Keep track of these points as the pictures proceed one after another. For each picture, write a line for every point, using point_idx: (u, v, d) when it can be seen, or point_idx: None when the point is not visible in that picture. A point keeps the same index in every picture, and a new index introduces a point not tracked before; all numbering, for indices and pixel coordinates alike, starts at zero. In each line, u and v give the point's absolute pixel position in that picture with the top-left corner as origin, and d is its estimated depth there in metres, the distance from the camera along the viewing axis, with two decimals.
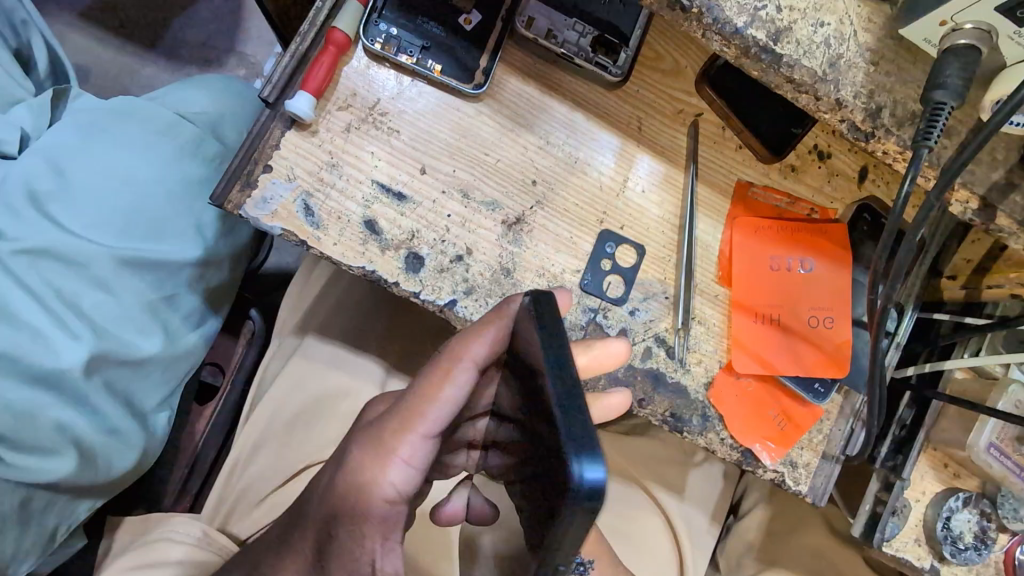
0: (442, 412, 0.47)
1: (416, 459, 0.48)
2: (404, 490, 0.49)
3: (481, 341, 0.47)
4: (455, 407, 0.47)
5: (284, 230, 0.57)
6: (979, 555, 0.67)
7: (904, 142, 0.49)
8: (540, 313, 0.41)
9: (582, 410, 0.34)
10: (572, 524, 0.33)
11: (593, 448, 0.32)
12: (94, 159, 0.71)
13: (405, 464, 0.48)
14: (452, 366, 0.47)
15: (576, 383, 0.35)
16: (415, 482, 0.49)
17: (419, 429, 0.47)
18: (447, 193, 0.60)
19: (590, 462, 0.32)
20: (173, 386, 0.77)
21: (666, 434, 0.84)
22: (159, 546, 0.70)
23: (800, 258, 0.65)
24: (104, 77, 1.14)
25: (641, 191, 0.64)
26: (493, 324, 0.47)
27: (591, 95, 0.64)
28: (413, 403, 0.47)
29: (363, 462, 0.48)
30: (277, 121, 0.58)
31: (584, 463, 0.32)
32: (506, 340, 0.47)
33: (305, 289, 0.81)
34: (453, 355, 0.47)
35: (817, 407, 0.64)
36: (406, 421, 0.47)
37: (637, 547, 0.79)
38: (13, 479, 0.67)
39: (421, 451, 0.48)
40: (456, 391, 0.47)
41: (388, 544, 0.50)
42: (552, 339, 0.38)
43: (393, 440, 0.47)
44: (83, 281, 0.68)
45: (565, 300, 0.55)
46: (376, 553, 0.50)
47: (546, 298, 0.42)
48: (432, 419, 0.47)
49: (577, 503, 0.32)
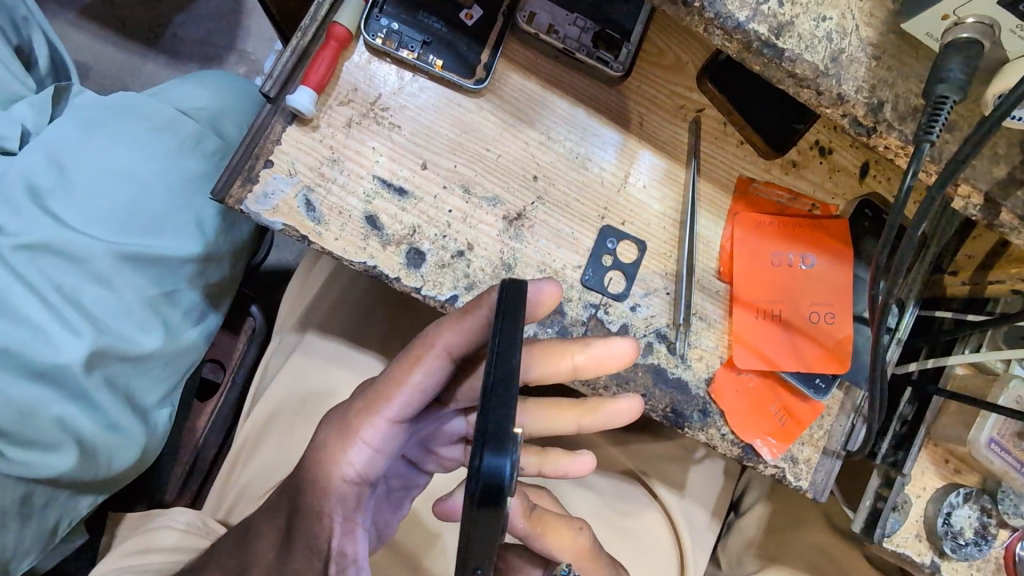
0: (409, 396, 0.47)
1: (380, 443, 0.48)
2: (367, 474, 0.49)
3: (454, 329, 0.47)
4: (422, 394, 0.48)
5: (285, 226, 0.57)
6: (980, 551, 0.67)
7: (906, 137, 0.49)
8: (504, 299, 0.39)
9: (505, 405, 0.34)
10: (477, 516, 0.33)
11: (500, 442, 0.32)
12: (94, 155, 0.71)
13: (368, 446, 0.48)
14: (422, 351, 0.47)
15: (509, 377, 0.35)
16: (379, 467, 0.49)
17: (385, 412, 0.47)
18: (448, 189, 0.60)
19: (494, 454, 0.33)
20: (174, 383, 0.77)
21: (666, 431, 0.84)
22: (155, 533, 0.70)
23: (801, 253, 0.65)
24: (104, 74, 1.13)
25: (642, 187, 0.64)
26: (468, 314, 0.46)
27: (592, 90, 0.64)
28: (381, 387, 0.48)
29: (328, 441, 0.48)
30: (278, 116, 0.58)
31: (487, 454, 0.33)
32: (481, 331, 0.46)
33: (307, 286, 0.81)
34: (425, 341, 0.47)
35: (817, 403, 0.64)
36: (374, 404, 0.48)
37: (637, 543, 0.79)
38: (15, 474, 0.67)
39: (386, 435, 0.48)
40: (423, 377, 0.47)
41: (347, 527, 0.49)
42: (509, 327, 0.37)
43: (357, 421, 0.48)
44: (84, 277, 0.68)
45: (554, 293, 0.50)
46: (333, 533, 0.49)
47: (515, 287, 0.39)
48: (397, 403, 0.47)
49: (473, 493, 0.33)
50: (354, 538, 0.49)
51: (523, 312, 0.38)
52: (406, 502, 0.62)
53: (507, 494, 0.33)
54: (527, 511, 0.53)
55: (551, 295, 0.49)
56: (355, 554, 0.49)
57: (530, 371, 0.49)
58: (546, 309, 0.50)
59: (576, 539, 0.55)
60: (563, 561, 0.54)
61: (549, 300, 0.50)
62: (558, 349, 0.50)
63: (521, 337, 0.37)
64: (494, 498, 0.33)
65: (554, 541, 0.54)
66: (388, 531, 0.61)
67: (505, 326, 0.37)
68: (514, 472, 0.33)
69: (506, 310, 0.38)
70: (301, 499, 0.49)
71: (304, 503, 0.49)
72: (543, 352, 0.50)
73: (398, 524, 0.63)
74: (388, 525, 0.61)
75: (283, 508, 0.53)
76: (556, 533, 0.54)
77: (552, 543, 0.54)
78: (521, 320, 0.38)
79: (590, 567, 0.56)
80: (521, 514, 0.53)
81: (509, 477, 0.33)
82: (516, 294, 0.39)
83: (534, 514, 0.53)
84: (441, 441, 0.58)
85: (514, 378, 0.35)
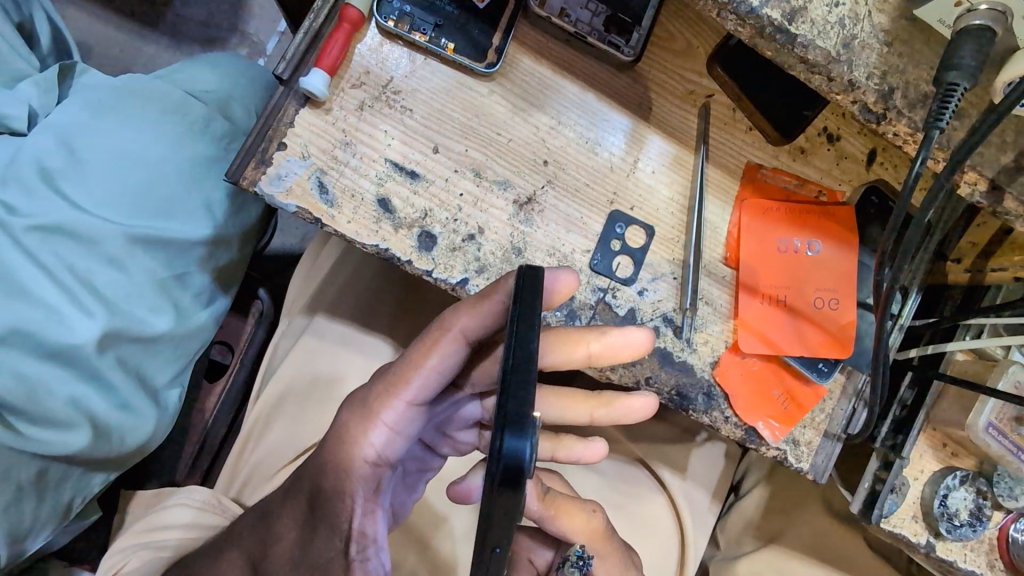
0: (426, 379, 0.48)
1: (398, 425, 0.49)
2: (386, 455, 0.50)
3: (470, 314, 0.47)
4: (439, 376, 0.49)
5: (299, 209, 0.58)
6: (974, 532, 0.69)
7: (915, 124, 0.49)
8: (522, 286, 0.40)
9: (525, 387, 0.34)
10: (497, 505, 0.33)
11: (521, 424, 0.33)
12: (105, 137, 0.71)
13: (386, 426, 0.49)
14: (440, 335, 0.48)
15: (528, 362, 0.35)
16: (397, 449, 0.50)
17: (404, 395, 0.49)
18: (459, 172, 0.61)
19: (514, 437, 0.33)
20: (184, 364, 0.78)
21: (670, 414, 0.86)
22: (170, 510, 0.72)
23: (808, 239, 0.65)
24: (107, 54, 1.13)
25: (651, 171, 0.65)
26: (487, 299, 0.47)
27: (603, 75, 0.64)
28: (399, 370, 0.49)
29: (348, 421, 0.50)
30: (291, 99, 0.58)
31: (508, 437, 0.33)
32: (498, 315, 0.47)
33: (318, 266, 0.82)
34: (443, 324, 0.48)
35: (820, 387, 0.65)
36: (392, 386, 0.49)
37: (640, 525, 0.81)
38: (29, 450, 0.69)
39: (405, 418, 0.49)
40: (440, 359, 0.48)
41: (367, 507, 0.50)
42: (526, 313, 0.38)
43: (378, 403, 0.49)
44: (95, 259, 0.69)
45: (570, 282, 0.51)
46: (354, 513, 0.49)
47: (532, 273, 0.40)
48: (415, 386, 0.49)
49: (494, 475, 0.32)
50: (375, 519, 0.50)
51: (540, 299, 0.39)
52: (421, 483, 0.63)
53: (528, 477, 0.33)
54: (542, 494, 0.54)
55: (568, 284, 0.50)
56: (374, 533, 0.49)
57: (546, 357, 0.51)
58: (561, 298, 0.51)
59: (590, 520, 0.56)
60: (577, 543, 0.56)
61: (565, 289, 0.51)
62: (574, 337, 0.51)
63: (538, 322, 0.37)
64: (515, 480, 0.33)
65: (567, 522, 0.55)
66: (404, 512, 0.63)
67: (521, 312, 0.38)
68: (534, 455, 0.34)
69: (522, 296, 0.39)
70: (320, 477, 0.50)
71: (322, 481, 0.50)
72: (560, 340, 0.51)
73: (412, 506, 0.64)
74: (403, 506, 0.62)
75: (297, 489, 0.54)
76: (570, 516, 0.55)
77: (566, 524, 0.55)
78: (538, 306, 0.38)
79: (601, 547, 0.57)
80: (536, 497, 0.53)
81: (530, 460, 0.33)
82: (533, 280, 0.40)
83: (547, 497, 0.54)
84: (457, 425, 0.59)
85: (532, 360, 0.35)
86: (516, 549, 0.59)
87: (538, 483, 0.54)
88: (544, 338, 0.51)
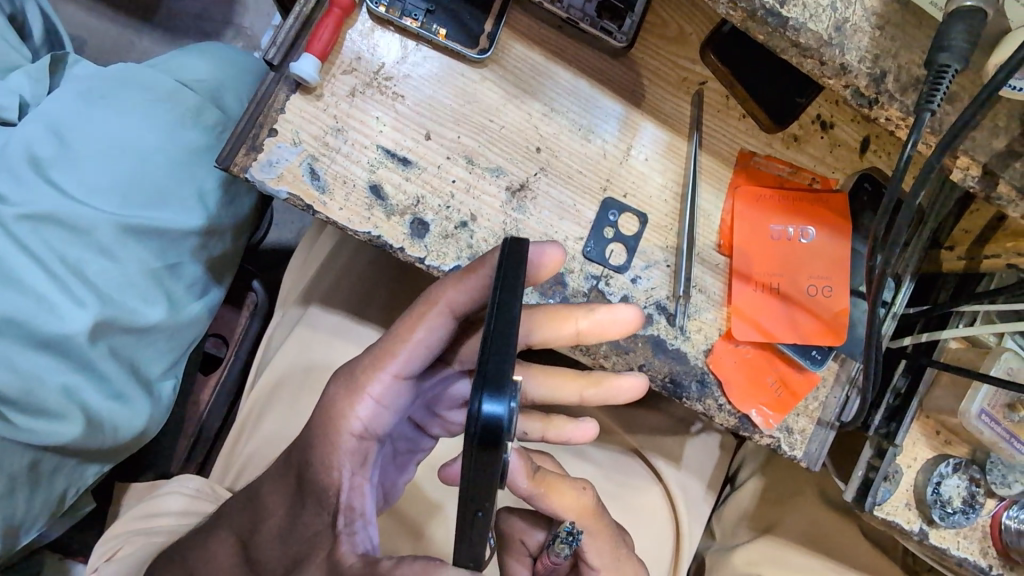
0: (413, 352, 0.49)
1: (385, 398, 0.49)
2: (373, 429, 0.50)
3: (456, 288, 0.48)
4: (426, 350, 0.49)
5: (290, 195, 0.57)
6: (967, 519, 0.69)
7: (908, 108, 0.49)
8: (506, 258, 0.39)
9: (505, 351, 0.34)
10: (476, 469, 0.33)
11: (500, 384, 0.32)
12: (97, 126, 0.71)
13: (373, 400, 0.49)
14: (426, 308, 0.48)
15: (509, 328, 0.35)
16: (384, 422, 0.50)
17: (391, 368, 0.49)
18: (451, 159, 0.61)
19: (492, 398, 0.32)
20: (178, 355, 0.77)
21: (665, 405, 0.86)
22: (164, 497, 0.72)
23: (801, 227, 0.65)
24: (100, 48, 1.12)
25: (644, 159, 0.65)
26: (473, 273, 0.48)
27: (595, 61, 0.64)
28: (386, 343, 0.50)
29: (336, 398, 0.50)
30: (282, 84, 0.58)
31: (486, 398, 0.32)
32: (486, 290, 0.47)
33: (312, 258, 0.82)
34: (430, 298, 0.48)
35: (814, 374, 0.65)
36: (379, 359, 0.49)
37: (636, 515, 0.81)
38: (22, 441, 0.68)
39: (392, 391, 0.50)
40: (427, 333, 0.49)
41: (355, 481, 0.50)
42: (509, 282, 0.38)
43: (365, 377, 0.49)
44: (87, 248, 0.69)
45: (557, 256, 0.50)
46: (342, 487, 0.49)
47: (517, 245, 0.40)
48: (403, 359, 0.49)
49: (472, 436, 0.32)
50: (362, 492, 0.50)
51: (524, 270, 0.39)
52: (412, 464, 0.64)
53: (506, 439, 0.32)
54: (531, 472, 0.53)
55: (554, 258, 0.50)
56: (361, 507, 0.50)
57: (533, 333, 0.51)
58: (548, 272, 0.51)
59: (580, 498, 0.56)
60: (567, 519, 0.56)
61: (552, 263, 0.50)
62: (563, 314, 0.51)
63: (521, 292, 0.37)
64: (493, 443, 0.32)
65: (558, 500, 0.55)
66: (395, 493, 0.63)
67: (504, 282, 0.38)
68: (513, 418, 0.33)
69: (505, 266, 0.39)
70: (310, 461, 0.50)
71: (312, 464, 0.50)
72: (549, 316, 0.51)
73: (403, 487, 0.64)
74: (393, 487, 0.62)
75: (289, 477, 0.53)
76: (561, 494, 0.55)
77: (556, 502, 0.55)
78: (522, 275, 0.38)
79: (592, 524, 0.57)
80: (525, 476, 0.53)
81: (508, 422, 0.32)
82: (517, 251, 0.40)
83: (538, 475, 0.54)
84: (447, 404, 0.59)
85: (514, 327, 0.35)
86: (509, 530, 0.63)
87: (527, 461, 0.53)
88: (532, 315, 0.52)
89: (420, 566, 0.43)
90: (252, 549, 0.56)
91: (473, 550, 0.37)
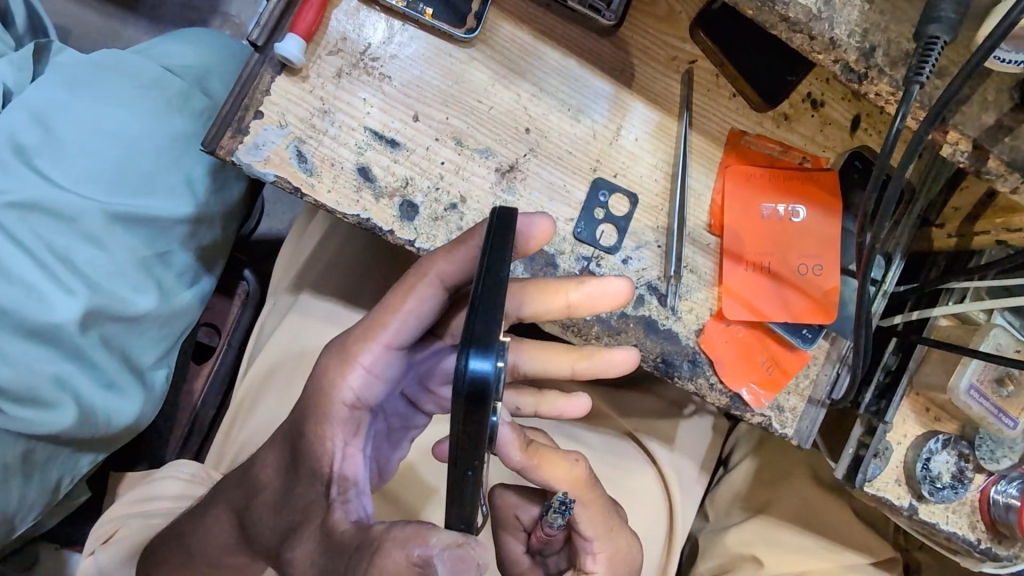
0: (404, 322, 0.50)
1: (376, 367, 0.50)
2: (364, 399, 0.51)
3: (447, 258, 0.49)
4: (417, 320, 0.50)
5: (278, 177, 0.57)
6: (956, 494, 0.70)
7: (897, 83, 0.48)
8: (496, 223, 0.39)
9: (492, 312, 0.34)
10: (463, 426, 0.33)
11: (486, 342, 0.32)
12: (82, 112, 0.70)
13: (365, 369, 0.50)
14: (418, 279, 0.49)
15: (497, 289, 0.35)
16: (376, 393, 0.51)
17: (382, 338, 0.50)
18: (440, 140, 0.60)
19: (479, 356, 0.32)
20: (170, 344, 0.77)
21: (658, 388, 0.86)
22: (159, 482, 0.73)
23: (792, 205, 0.65)
24: (85, 37, 1.11)
25: (634, 139, 0.64)
26: (464, 244, 0.48)
27: (583, 40, 0.64)
28: (377, 314, 0.50)
29: (327, 366, 0.51)
30: (267, 66, 0.57)
31: (473, 356, 0.32)
32: (475, 260, 0.48)
33: (301, 245, 0.82)
34: (420, 269, 0.49)
35: (805, 353, 0.66)
36: (370, 330, 0.50)
37: (631, 498, 0.81)
38: (13, 431, 0.67)
39: (383, 361, 0.50)
40: (418, 303, 0.49)
41: (348, 451, 0.50)
42: (499, 246, 0.37)
43: (356, 347, 0.50)
44: (75, 237, 0.68)
45: (546, 227, 0.50)
46: (334, 456, 0.49)
47: (507, 212, 0.40)
48: (393, 329, 0.50)
49: (459, 393, 0.32)
50: (355, 462, 0.50)
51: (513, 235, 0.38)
52: (405, 442, 0.64)
53: (493, 396, 0.32)
54: (524, 445, 0.53)
55: (543, 229, 0.50)
56: (355, 477, 0.49)
57: (526, 307, 0.51)
58: (537, 244, 0.51)
59: (572, 469, 0.56)
60: (560, 490, 0.56)
61: (541, 235, 0.50)
62: (553, 287, 0.52)
63: (510, 256, 0.37)
64: (479, 400, 0.32)
65: (551, 472, 0.55)
66: (390, 469, 0.64)
67: (494, 246, 0.37)
68: (500, 377, 0.33)
69: (496, 231, 0.38)
70: (303, 443, 0.50)
71: (305, 440, 0.50)
72: (539, 289, 0.51)
73: (397, 464, 0.65)
74: (388, 463, 0.63)
75: (283, 461, 0.53)
76: (553, 465, 0.55)
77: (549, 474, 0.55)
78: (511, 240, 0.38)
79: (585, 495, 0.57)
80: (518, 449, 0.53)
81: (495, 380, 0.32)
82: (507, 218, 0.40)
83: (530, 448, 0.54)
84: (439, 379, 0.59)
85: (503, 290, 0.35)
86: (504, 506, 0.64)
87: (519, 434, 0.53)
88: (522, 288, 0.52)
89: (412, 529, 0.41)
90: (249, 521, 0.56)
91: (464, 513, 0.38)
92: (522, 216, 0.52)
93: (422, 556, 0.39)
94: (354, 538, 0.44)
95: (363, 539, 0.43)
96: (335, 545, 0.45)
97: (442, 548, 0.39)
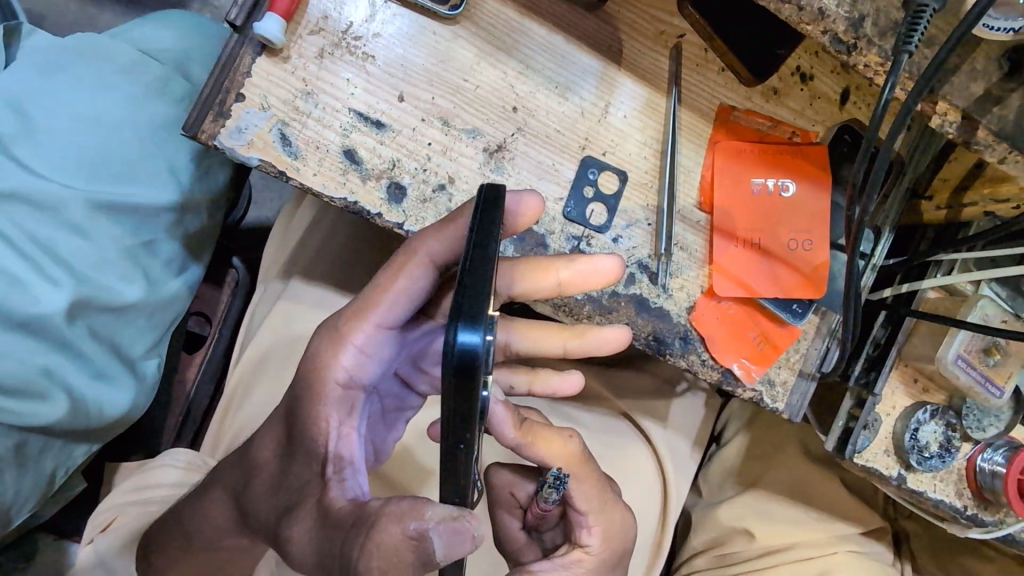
0: (395, 301, 0.50)
1: (368, 346, 0.50)
2: (358, 378, 0.51)
3: (436, 238, 0.48)
4: (408, 300, 0.50)
5: (262, 161, 0.56)
6: (943, 463, 0.71)
7: (886, 53, 0.48)
8: (484, 200, 0.39)
9: (482, 286, 0.33)
10: (454, 399, 0.33)
11: (474, 316, 0.32)
12: (59, 98, 0.68)
13: (357, 348, 0.50)
14: (408, 258, 0.49)
15: (486, 265, 0.34)
16: (370, 372, 0.51)
17: (374, 317, 0.50)
18: (426, 121, 0.59)
19: (468, 329, 0.32)
20: (160, 333, 0.76)
21: (651, 366, 0.87)
22: (155, 470, 0.73)
23: (782, 179, 0.65)
24: (60, 23, 1.08)
25: (623, 116, 0.64)
26: (453, 223, 0.48)
27: (570, 16, 0.63)
28: (369, 294, 0.50)
29: (319, 349, 0.51)
30: (247, 47, 0.56)
31: (461, 330, 0.32)
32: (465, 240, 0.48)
33: (289, 232, 0.81)
34: (410, 248, 0.49)
35: (794, 328, 0.66)
36: (363, 310, 0.50)
37: (626, 475, 0.82)
38: (4, 423, 0.66)
39: (376, 341, 0.50)
40: (410, 283, 0.49)
41: (343, 430, 0.50)
42: (486, 223, 0.37)
43: (348, 327, 0.50)
44: (58, 226, 0.67)
45: (534, 206, 0.50)
46: (330, 435, 0.49)
47: (494, 189, 0.39)
48: (385, 309, 0.50)
49: (449, 366, 0.32)
50: (351, 442, 0.50)
51: (501, 212, 0.38)
52: (400, 423, 0.64)
53: (483, 369, 0.32)
54: (517, 423, 0.53)
55: (532, 208, 0.50)
56: (351, 455, 0.49)
57: (515, 286, 0.51)
58: (526, 223, 0.51)
59: (566, 445, 0.57)
60: (553, 466, 0.56)
61: (530, 213, 0.50)
62: (543, 266, 0.52)
63: (498, 232, 0.37)
64: (469, 374, 0.32)
65: (545, 449, 0.56)
66: (386, 450, 0.64)
67: (482, 222, 0.37)
68: (489, 351, 0.33)
69: (484, 207, 0.38)
70: (298, 426, 0.50)
71: (299, 424, 0.50)
72: (531, 268, 0.52)
73: (394, 446, 0.65)
74: (384, 444, 0.63)
75: (278, 445, 0.53)
76: (547, 442, 0.56)
77: (543, 451, 0.55)
78: (499, 216, 0.37)
79: (579, 470, 0.58)
80: (512, 427, 0.53)
81: (484, 353, 0.32)
82: (494, 196, 0.39)
83: (524, 425, 0.54)
84: (432, 360, 0.58)
85: (491, 265, 0.34)
86: (498, 483, 0.64)
87: (513, 412, 0.53)
88: (513, 267, 0.52)
89: (408, 503, 0.41)
90: (247, 503, 0.56)
91: (458, 488, 0.38)
92: (511, 194, 0.51)
93: (418, 529, 0.40)
94: (352, 514, 0.44)
95: (360, 515, 0.43)
96: (333, 522, 0.45)
97: (438, 522, 0.39)
